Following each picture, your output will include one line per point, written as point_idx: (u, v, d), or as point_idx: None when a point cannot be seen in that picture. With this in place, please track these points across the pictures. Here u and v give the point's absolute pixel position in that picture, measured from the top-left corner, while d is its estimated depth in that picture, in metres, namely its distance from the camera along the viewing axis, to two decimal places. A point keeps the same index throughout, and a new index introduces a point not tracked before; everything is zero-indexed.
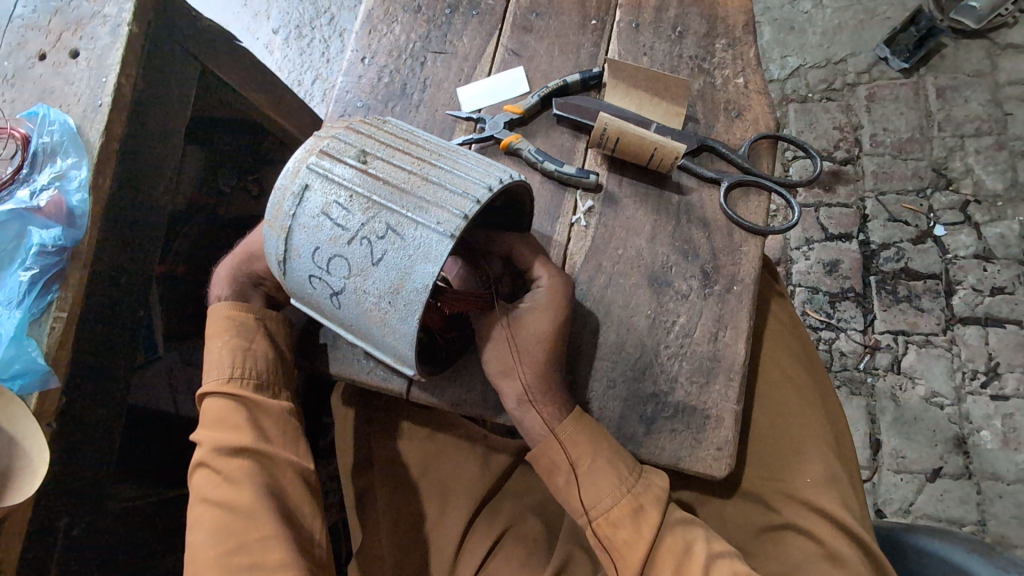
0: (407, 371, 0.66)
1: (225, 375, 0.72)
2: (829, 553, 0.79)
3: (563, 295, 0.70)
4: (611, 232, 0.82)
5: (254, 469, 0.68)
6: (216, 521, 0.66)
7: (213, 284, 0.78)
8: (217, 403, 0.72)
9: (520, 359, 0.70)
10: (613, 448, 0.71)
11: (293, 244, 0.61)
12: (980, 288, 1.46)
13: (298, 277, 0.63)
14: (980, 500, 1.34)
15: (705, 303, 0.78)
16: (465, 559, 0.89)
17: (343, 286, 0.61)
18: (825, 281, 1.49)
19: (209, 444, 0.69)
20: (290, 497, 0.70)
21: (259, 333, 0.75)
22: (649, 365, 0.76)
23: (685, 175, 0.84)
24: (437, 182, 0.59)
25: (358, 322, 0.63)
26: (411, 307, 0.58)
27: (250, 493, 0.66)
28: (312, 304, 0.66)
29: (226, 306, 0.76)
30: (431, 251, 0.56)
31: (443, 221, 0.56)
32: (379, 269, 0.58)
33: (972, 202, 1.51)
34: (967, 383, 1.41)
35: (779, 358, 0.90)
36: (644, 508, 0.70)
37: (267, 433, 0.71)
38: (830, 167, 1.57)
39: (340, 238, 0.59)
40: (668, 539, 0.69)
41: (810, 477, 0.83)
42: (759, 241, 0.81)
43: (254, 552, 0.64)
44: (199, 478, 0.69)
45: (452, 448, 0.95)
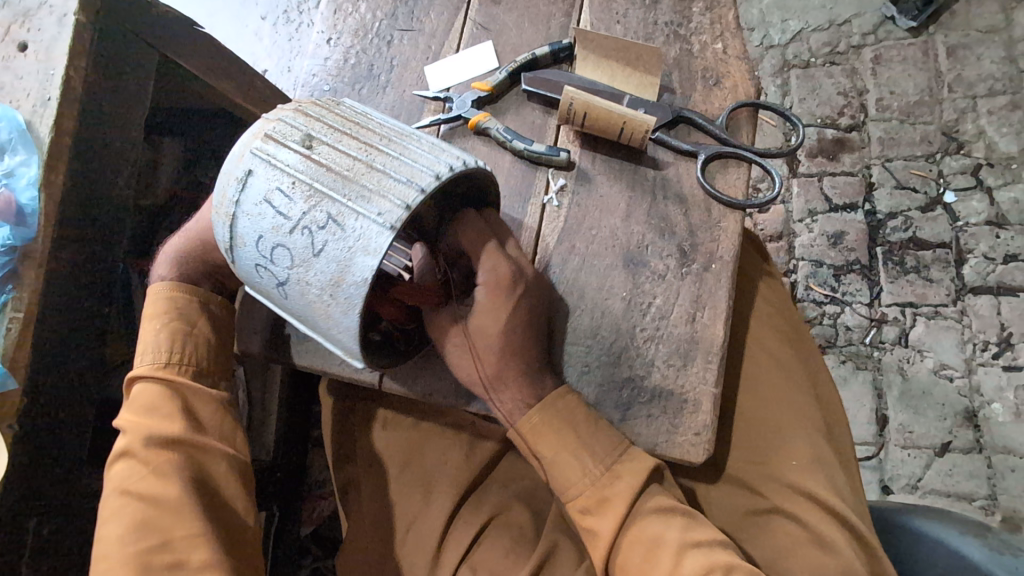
0: (357, 364, 0.64)
1: (161, 359, 0.71)
2: (812, 535, 0.77)
3: (507, 290, 0.66)
4: (585, 211, 0.78)
5: (184, 462, 0.67)
6: (141, 517, 0.64)
7: (160, 262, 0.76)
8: (149, 389, 0.70)
9: (474, 361, 0.68)
10: (581, 438, 0.68)
11: (237, 232, 0.59)
12: (992, 256, 1.40)
13: (244, 266, 0.61)
14: (991, 474, 1.30)
15: (681, 283, 0.75)
16: (448, 549, 0.88)
17: (287, 277, 0.58)
18: (828, 255, 1.44)
19: (142, 430, 0.67)
20: (230, 492, 0.69)
21: (202, 318, 0.73)
22: (624, 349, 0.74)
23: (660, 148, 0.80)
24: (383, 169, 0.56)
25: (304, 314, 0.61)
26: (352, 300, 0.56)
27: (178, 489, 0.65)
28: (263, 293, 0.64)
29: (172, 287, 0.74)
30: (371, 243, 0.54)
31: (384, 212, 0.54)
32: (320, 260, 0.56)
33: (984, 165, 1.44)
34: (977, 355, 1.36)
35: (767, 337, 0.87)
36: (610, 499, 0.68)
37: (202, 423, 0.70)
38: (833, 135, 1.51)
39: (281, 227, 0.57)
40: (636, 529, 0.67)
41: (796, 459, 0.80)
42: (739, 217, 0.77)
43: (178, 550, 0.62)
44: (122, 471, 0.67)
45: (436, 438, 0.94)
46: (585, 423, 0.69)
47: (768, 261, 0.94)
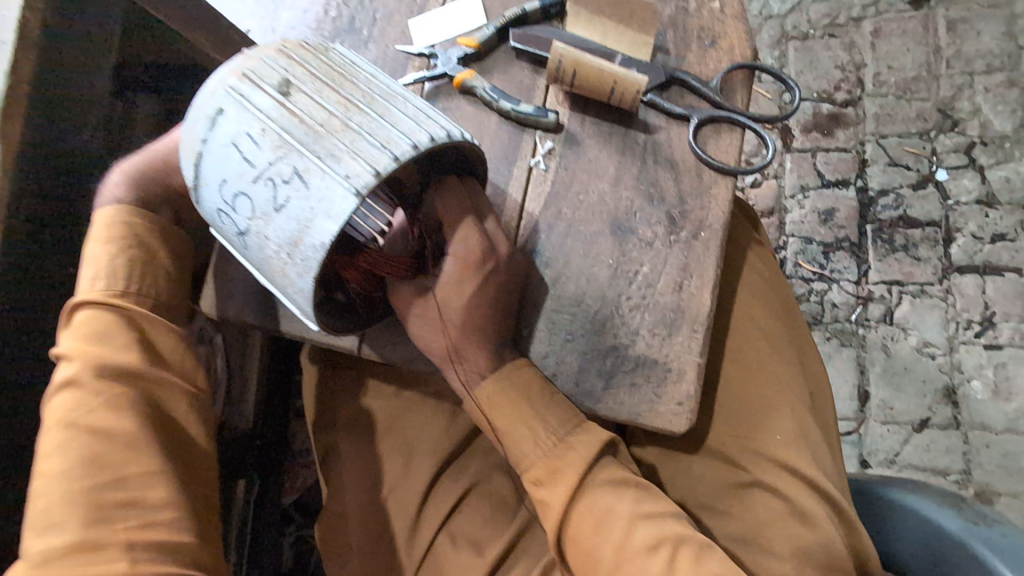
0: (312, 326, 0.62)
1: (118, 289, 0.70)
2: (795, 510, 0.77)
3: (476, 267, 0.65)
4: (573, 174, 0.76)
5: (139, 396, 0.66)
6: (89, 451, 0.62)
7: (110, 180, 0.74)
8: (102, 318, 0.68)
9: (443, 335, 0.67)
10: (534, 409, 0.68)
11: (203, 173, 0.56)
12: (980, 236, 1.39)
13: (207, 210, 0.58)
14: (966, 450, 1.33)
15: (670, 251, 0.73)
16: (427, 517, 0.88)
17: (247, 228, 0.56)
18: (818, 232, 1.43)
19: (92, 361, 0.66)
20: (188, 441, 0.70)
21: (161, 246, 0.74)
22: (609, 318, 0.72)
23: (652, 112, 0.77)
24: (359, 130, 0.53)
25: (263, 267, 0.59)
26: (308, 263, 0.53)
27: (133, 423, 0.64)
28: (227, 240, 0.61)
29: (128, 214, 0.73)
30: (333, 206, 0.51)
31: (351, 176, 0.51)
32: (281, 216, 0.53)
33: (977, 144, 1.43)
34: (959, 333, 1.37)
35: (755, 307, 0.85)
36: (562, 470, 0.68)
37: (161, 357, 0.70)
38: (828, 110, 1.48)
39: (245, 174, 0.54)
40: (586, 499, 0.67)
41: (781, 434, 0.80)
42: (731, 183, 0.75)
43: (132, 487, 0.62)
44: (68, 401, 0.64)
45: (418, 407, 0.93)
46: (538, 394, 0.68)
47: (758, 230, 0.93)
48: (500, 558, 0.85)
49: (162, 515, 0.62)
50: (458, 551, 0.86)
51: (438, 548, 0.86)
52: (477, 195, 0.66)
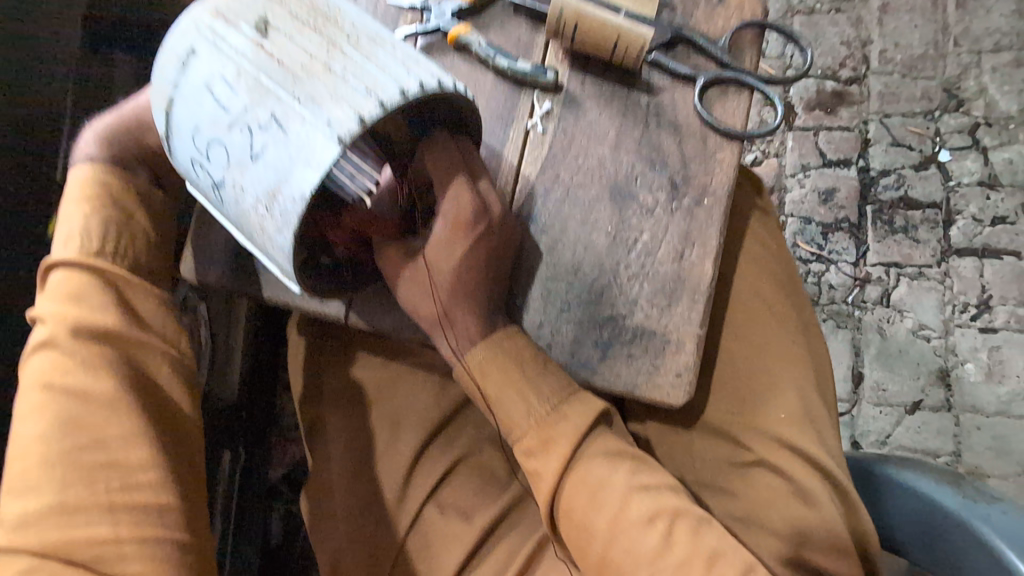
0: (294, 287, 0.59)
1: (93, 247, 0.66)
2: (796, 489, 0.75)
3: (467, 229, 0.62)
4: (571, 137, 0.72)
5: (118, 357, 0.63)
6: (65, 412, 0.59)
7: (86, 139, 0.71)
8: (76, 278, 0.65)
9: (433, 300, 0.64)
10: (527, 377, 0.65)
11: (175, 121, 0.53)
12: (980, 218, 1.37)
13: (180, 161, 0.55)
14: (957, 432, 1.32)
15: (671, 219, 0.70)
16: (414, 491, 0.86)
17: (222, 179, 0.53)
18: (818, 212, 1.40)
19: (67, 321, 0.62)
20: (173, 403, 0.66)
21: (138, 206, 0.70)
22: (606, 288, 0.69)
23: (655, 72, 0.73)
24: (342, 74, 0.49)
25: (240, 223, 0.55)
26: (286, 217, 0.50)
27: (111, 384, 0.61)
28: (203, 194, 0.58)
29: (105, 174, 0.70)
30: (314, 154, 0.48)
31: (333, 123, 0.48)
32: (257, 167, 0.50)
33: (982, 124, 1.40)
34: (955, 316, 1.35)
35: (760, 283, 0.82)
36: (555, 440, 0.65)
37: (141, 318, 0.67)
38: (833, 87, 1.44)
39: (220, 120, 0.50)
40: (581, 469, 0.64)
41: (784, 412, 0.77)
42: (737, 148, 0.71)
43: (112, 449, 0.59)
44: (44, 364, 0.61)
45: (407, 381, 0.90)
46: (530, 362, 0.65)
47: (762, 194, 0.88)
48: (487, 530, 0.84)
49: (145, 476, 0.59)
50: (447, 523, 0.84)
51: (426, 520, 0.85)
52: (472, 153, 0.62)
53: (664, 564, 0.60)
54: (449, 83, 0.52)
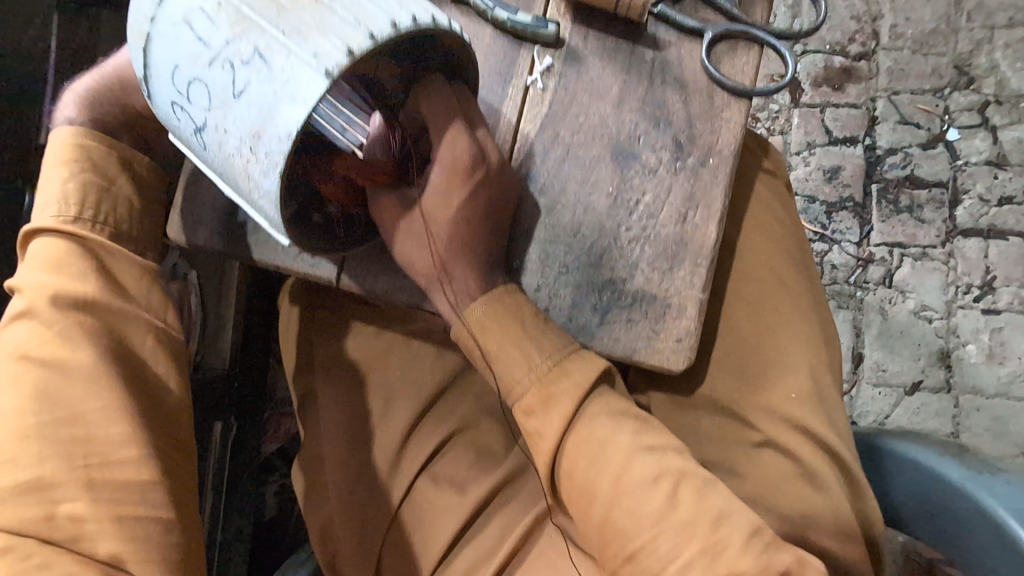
0: (282, 241, 0.57)
1: (71, 214, 0.63)
2: (803, 472, 0.69)
3: (465, 177, 0.60)
4: (572, 94, 0.69)
5: (99, 328, 0.60)
6: (40, 384, 0.56)
7: (64, 104, 0.68)
8: (55, 246, 0.62)
9: (429, 252, 0.63)
10: (527, 333, 0.63)
11: (152, 61, 0.50)
12: (987, 198, 1.35)
13: (158, 106, 0.53)
14: (956, 413, 1.31)
15: (674, 179, 0.67)
16: (406, 463, 0.85)
17: (204, 122, 0.50)
18: (822, 190, 1.37)
19: (46, 290, 0.59)
20: (156, 377, 0.63)
21: (119, 171, 0.67)
22: (606, 250, 0.67)
23: (661, 27, 0.70)
24: (329, 6, 0.48)
25: (223, 171, 0.53)
26: (271, 158, 0.48)
27: (89, 355, 0.58)
28: (183, 144, 0.56)
29: (84, 136, 0.66)
30: (301, 89, 0.46)
31: (320, 55, 0.46)
32: (241, 105, 0.48)
33: (992, 102, 1.36)
34: (959, 297, 1.33)
35: (770, 242, 0.76)
36: (555, 398, 0.62)
37: (123, 289, 0.64)
38: (841, 63, 1.40)
39: (200, 56, 0.48)
40: (581, 429, 0.61)
41: (794, 391, 0.71)
42: (745, 107, 0.68)
43: (91, 424, 0.56)
44: (20, 334, 0.58)
45: (400, 351, 0.88)
46: (532, 319, 0.64)
47: (767, 155, 0.82)
48: (481, 504, 0.82)
49: (127, 451, 0.56)
50: (439, 495, 0.83)
51: (419, 492, 0.83)
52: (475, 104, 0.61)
53: (668, 524, 0.57)
54: (443, 19, 0.50)
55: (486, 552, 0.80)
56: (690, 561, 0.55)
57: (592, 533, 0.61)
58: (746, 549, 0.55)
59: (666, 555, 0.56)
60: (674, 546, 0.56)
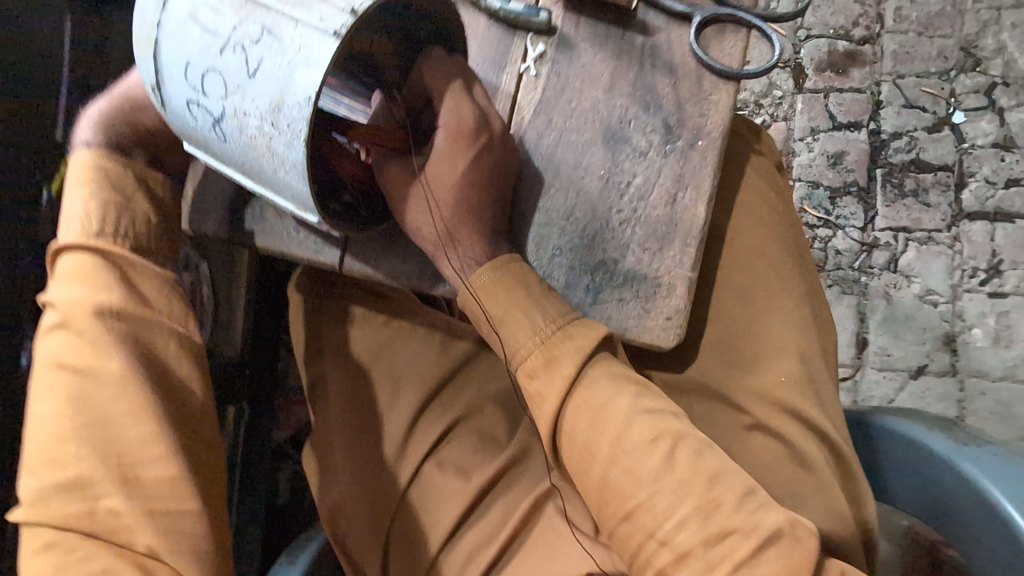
0: (312, 220, 0.59)
1: (94, 227, 0.61)
2: (795, 455, 0.71)
3: (468, 137, 0.62)
4: (564, 81, 0.71)
5: (126, 335, 0.57)
6: (75, 394, 0.54)
7: (82, 125, 0.66)
8: (81, 259, 0.60)
9: (432, 213, 0.64)
10: (532, 297, 0.64)
11: (162, 62, 0.53)
12: (993, 181, 1.34)
13: (175, 108, 0.55)
14: (962, 397, 1.32)
15: (664, 162, 0.69)
16: (412, 447, 0.87)
17: (223, 112, 0.53)
18: (826, 176, 1.38)
19: (76, 301, 0.57)
20: (180, 374, 0.60)
21: (139, 190, 0.65)
22: (599, 232, 0.69)
23: (650, 12, 0.71)
24: None
25: (247, 158, 0.56)
26: (295, 128, 0.50)
27: (114, 362, 0.55)
28: (200, 142, 0.58)
29: (103, 159, 0.65)
30: (313, 53, 0.49)
31: (326, 18, 0.49)
32: (257, 83, 0.51)
33: (999, 84, 1.35)
34: (964, 281, 1.33)
35: (764, 217, 0.78)
36: (559, 360, 0.62)
37: (148, 298, 0.61)
38: (845, 47, 1.40)
39: (211, 47, 0.51)
40: (584, 394, 0.61)
41: (784, 375, 0.72)
42: (732, 90, 0.70)
43: (123, 429, 0.54)
44: (55, 345, 0.57)
45: (405, 338, 0.91)
46: (537, 287, 0.65)
47: (760, 140, 0.84)
48: (485, 485, 0.84)
49: (156, 451, 0.54)
50: (444, 477, 0.85)
51: (425, 474, 0.86)
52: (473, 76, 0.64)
53: (665, 483, 0.57)
54: None
55: (489, 534, 0.82)
56: (686, 518, 0.56)
57: (590, 491, 0.61)
58: (738, 507, 0.56)
59: (663, 512, 0.56)
60: (669, 504, 0.56)
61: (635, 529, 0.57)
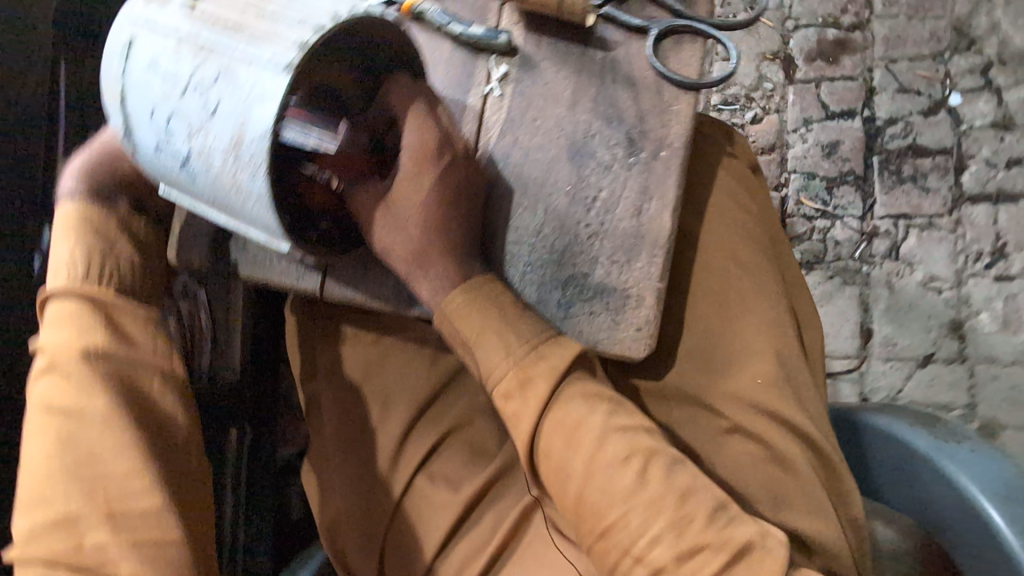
0: (284, 246, 0.60)
1: (80, 273, 0.64)
2: (775, 456, 0.70)
3: (431, 162, 0.64)
4: (529, 100, 0.72)
5: (109, 376, 0.60)
6: (61, 433, 0.58)
7: (65, 176, 0.69)
8: (66, 304, 0.63)
9: (399, 235, 0.65)
10: (505, 319, 0.65)
11: (130, 111, 0.56)
12: (993, 162, 1.32)
13: (145, 154, 0.57)
14: (972, 384, 1.29)
15: (628, 174, 0.70)
16: (403, 462, 0.89)
17: (188, 152, 0.55)
18: (821, 166, 1.36)
19: (60, 346, 0.61)
20: (163, 410, 0.63)
21: (122, 235, 0.68)
22: (569, 247, 0.70)
23: (609, 27, 0.72)
24: (273, 15, 0.53)
25: (215, 195, 0.57)
26: (256, 161, 0.52)
27: (99, 401, 0.59)
28: (172, 184, 0.60)
29: (88, 207, 0.68)
30: (267, 90, 0.50)
31: (277, 55, 0.51)
32: (217, 122, 0.52)
33: (995, 63, 1.33)
34: (969, 266, 1.31)
35: (741, 219, 0.78)
36: (533, 381, 0.62)
37: (132, 338, 0.64)
38: (835, 35, 1.39)
39: (172, 93, 0.53)
40: (558, 413, 0.62)
41: (759, 377, 0.72)
42: (692, 100, 0.70)
43: (104, 466, 0.57)
44: (42, 387, 0.60)
45: (394, 355, 0.92)
46: (509, 307, 0.66)
47: (733, 142, 0.85)
48: (475, 497, 0.86)
49: (138, 485, 0.57)
50: (436, 491, 0.87)
51: (417, 488, 0.88)
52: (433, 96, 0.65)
53: (638, 501, 0.58)
54: None
55: (481, 545, 0.84)
56: (659, 535, 0.57)
57: (568, 510, 0.61)
58: (709, 524, 0.58)
59: (637, 528, 0.57)
60: (642, 521, 0.58)
61: (611, 545, 0.58)
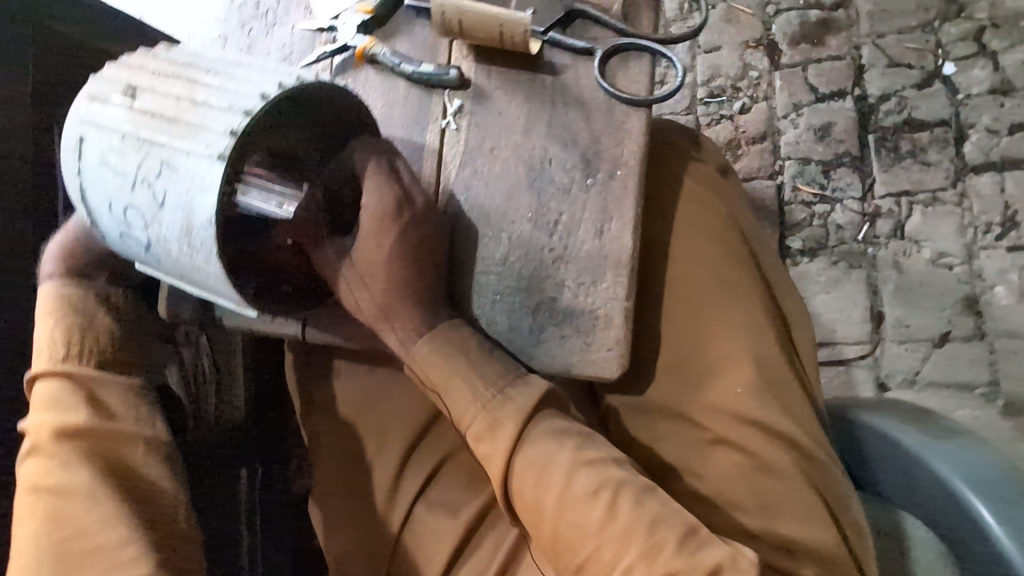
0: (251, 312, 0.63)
1: (60, 355, 0.70)
2: (759, 464, 0.70)
3: (389, 222, 0.65)
4: (485, 130, 0.73)
5: (91, 450, 0.66)
6: (49, 509, 0.63)
7: (46, 260, 0.76)
8: (50, 387, 0.69)
9: (367, 292, 0.68)
10: (471, 364, 0.67)
11: (91, 204, 0.59)
12: (995, 129, 1.25)
13: (112, 241, 0.61)
14: (993, 360, 1.20)
15: (587, 196, 0.70)
16: (400, 493, 0.90)
17: (147, 239, 0.58)
18: (815, 150, 1.32)
19: (45, 426, 0.66)
20: (147, 474, 0.67)
21: (100, 311, 0.74)
22: (536, 274, 0.70)
23: (556, 52, 0.74)
24: (206, 103, 0.56)
25: (178, 275, 0.60)
26: (206, 244, 0.55)
27: (82, 475, 0.64)
28: (142, 265, 0.64)
29: (66, 289, 0.74)
30: (209, 180, 0.54)
31: (211, 144, 0.54)
32: (166, 211, 0.56)
33: (988, 27, 1.28)
34: (978, 239, 1.23)
35: (713, 226, 0.77)
36: (500, 423, 0.65)
37: (111, 411, 0.69)
38: (817, 16, 1.37)
39: (124, 187, 0.57)
40: (528, 451, 0.64)
41: (739, 385, 0.72)
42: (644, 115, 0.71)
43: (89, 537, 0.62)
44: (32, 467, 0.66)
45: (386, 387, 0.94)
46: (475, 350, 0.68)
47: (700, 147, 0.84)
48: (472, 522, 0.86)
49: (123, 552, 0.61)
50: (434, 519, 0.87)
51: (415, 517, 0.88)
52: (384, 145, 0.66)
53: (608, 534, 0.60)
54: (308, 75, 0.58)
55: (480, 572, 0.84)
56: (630, 567, 0.58)
57: (546, 545, 0.63)
58: (678, 549, 0.58)
59: (608, 563, 0.59)
60: (614, 555, 0.59)
61: None
